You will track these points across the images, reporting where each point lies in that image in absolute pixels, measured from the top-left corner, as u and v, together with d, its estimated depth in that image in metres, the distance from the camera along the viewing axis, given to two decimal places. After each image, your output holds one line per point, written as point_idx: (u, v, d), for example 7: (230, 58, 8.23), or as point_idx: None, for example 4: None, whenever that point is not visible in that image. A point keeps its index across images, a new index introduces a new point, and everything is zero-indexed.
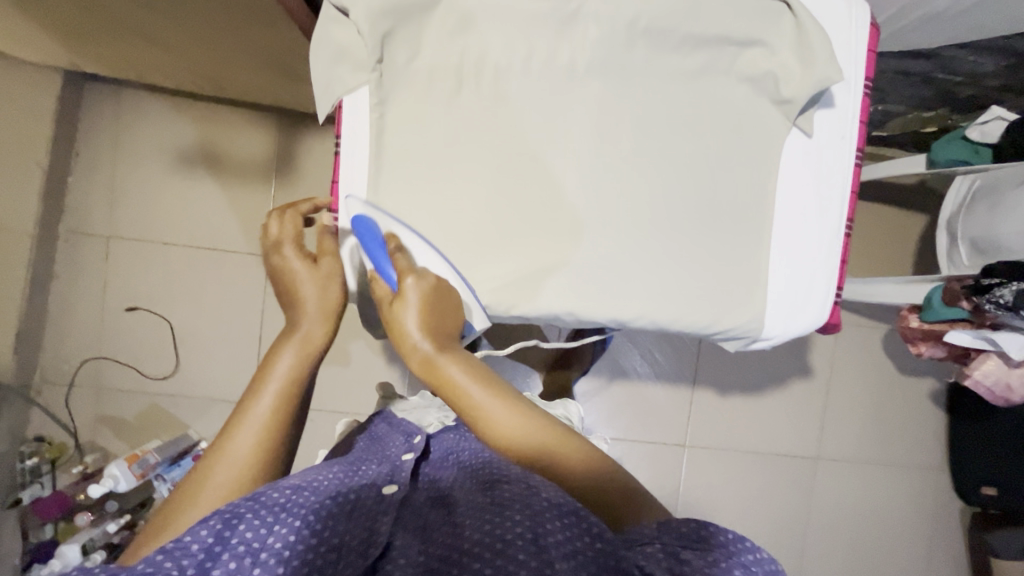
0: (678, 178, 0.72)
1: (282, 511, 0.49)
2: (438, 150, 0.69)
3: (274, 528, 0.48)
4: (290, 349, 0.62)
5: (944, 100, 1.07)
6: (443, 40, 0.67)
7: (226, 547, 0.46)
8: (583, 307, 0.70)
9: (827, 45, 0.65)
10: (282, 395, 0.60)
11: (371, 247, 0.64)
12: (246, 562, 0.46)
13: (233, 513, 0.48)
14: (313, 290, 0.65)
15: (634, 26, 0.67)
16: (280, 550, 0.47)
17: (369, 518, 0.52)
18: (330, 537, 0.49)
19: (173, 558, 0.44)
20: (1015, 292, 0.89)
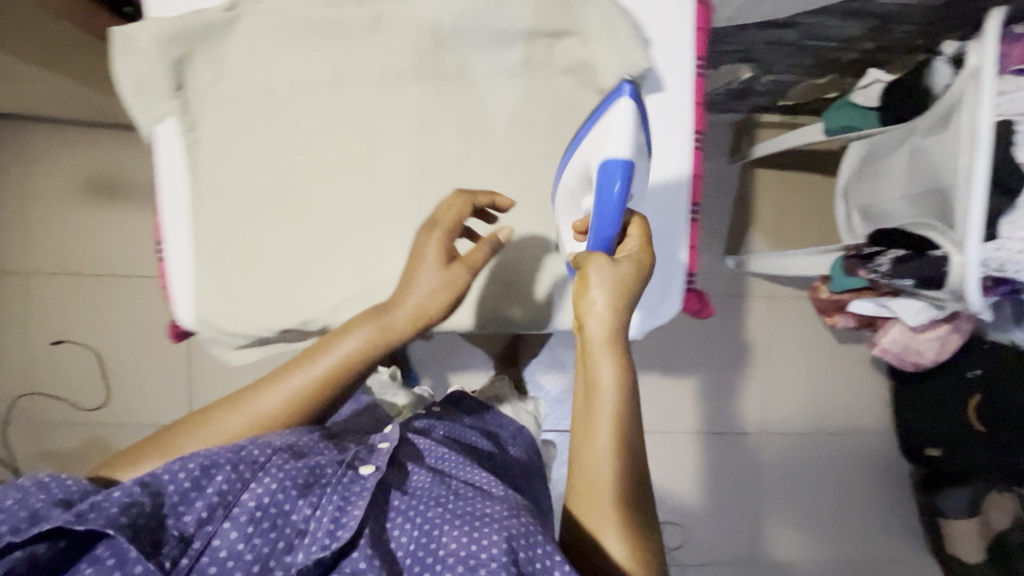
0: (510, 178, 0.71)
1: (259, 471, 0.49)
2: (257, 170, 0.68)
3: (250, 486, 0.48)
4: (366, 331, 0.58)
5: (828, 65, 1.04)
6: (246, 60, 0.66)
7: (200, 495, 0.47)
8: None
9: (631, 33, 0.63)
10: (325, 378, 0.57)
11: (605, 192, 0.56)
12: (217, 513, 0.46)
13: (212, 462, 0.48)
14: (429, 281, 0.60)
15: (438, 28, 0.66)
16: (252, 509, 0.47)
17: (343, 498, 0.50)
18: (296, 509, 0.48)
19: (149, 493, 0.45)
20: (890, 259, 0.86)
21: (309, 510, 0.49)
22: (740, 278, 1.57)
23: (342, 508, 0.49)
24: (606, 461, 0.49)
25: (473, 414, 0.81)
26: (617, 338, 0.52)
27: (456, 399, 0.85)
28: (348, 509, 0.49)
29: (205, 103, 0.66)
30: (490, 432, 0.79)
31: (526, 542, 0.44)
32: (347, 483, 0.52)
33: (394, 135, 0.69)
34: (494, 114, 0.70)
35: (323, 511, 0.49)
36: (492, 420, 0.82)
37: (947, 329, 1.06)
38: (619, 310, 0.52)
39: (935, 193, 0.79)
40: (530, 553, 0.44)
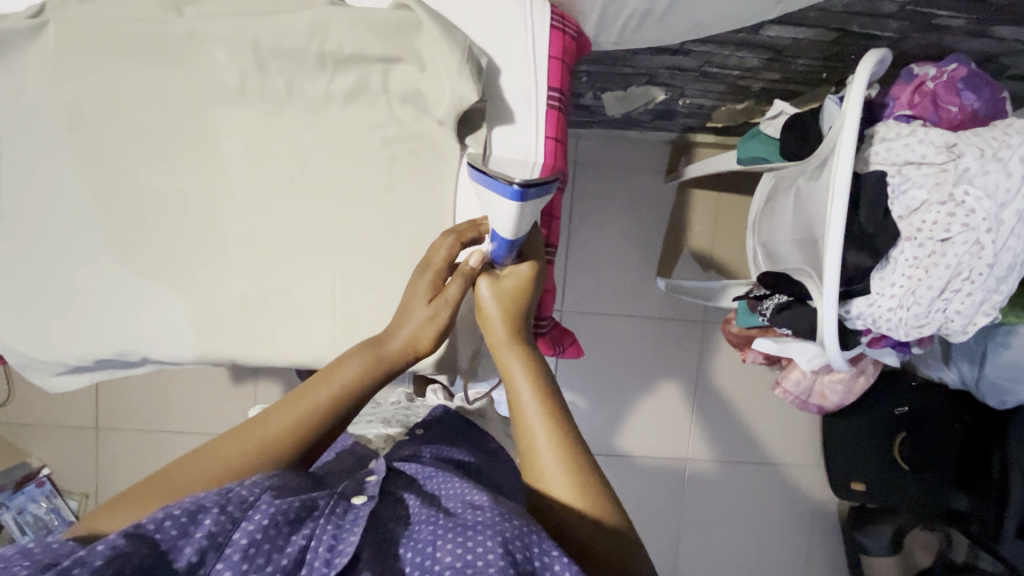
0: (346, 209, 0.67)
1: (249, 506, 0.44)
2: (68, 191, 0.64)
3: (240, 525, 0.42)
4: (362, 357, 0.57)
5: (739, 93, 1.00)
6: (51, 73, 0.61)
7: (190, 540, 0.41)
8: (246, 351, 0.68)
9: (463, 62, 0.59)
10: (331, 401, 0.55)
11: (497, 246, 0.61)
12: (210, 555, 0.41)
13: (199, 506, 0.42)
14: (425, 313, 0.60)
15: (259, 48, 0.61)
16: (244, 548, 0.42)
17: (333, 525, 0.45)
18: (289, 543, 0.43)
19: (134, 542, 0.40)
20: (774, 304, 0.83)
21: (304, 541, 0.44)
22: (671, 298, 1.53)
23: (336, 538, 0.45)
24: (539, 426, 0.53)
25: (457, 426, 0.71)
26: (517, 337, 0.60)
27: (442, 413, 0.72)
28: (344, 537, 0.45)
29: (8, 119, 0.62)
30: (477, 446, 0.68)
31: (523, 542, 0.42)
32: (340, 513, 0.46)
33: (220, 158, 0.65)
34: (330, 140, 0.65)
35: (319, 541, 0.44)
36: (474, 438, 0.70)
37: (851, 374, 1.03)
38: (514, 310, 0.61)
39: (810, 243, 0.74)
40: (528, 552, 0.42)
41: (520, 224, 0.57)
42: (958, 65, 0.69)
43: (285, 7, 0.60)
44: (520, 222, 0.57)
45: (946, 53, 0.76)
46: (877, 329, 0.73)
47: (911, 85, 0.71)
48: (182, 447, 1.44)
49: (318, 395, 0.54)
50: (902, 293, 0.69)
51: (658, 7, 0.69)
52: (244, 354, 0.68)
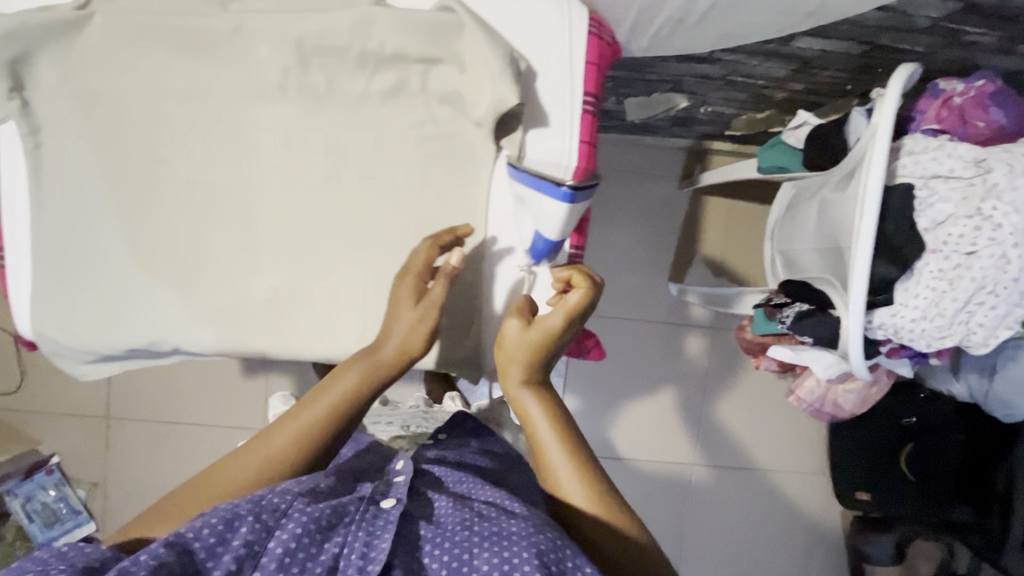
0: (379, 207, 0.67)
1: (283, 516, 0.46)
2: (106, 182, 0.64)
3: (275, 534, 0.45)
4: (357, 367, 0.59)
5: (762, 102, 1.01)
6: (95, 65, 0.62)
7: (228, 548, 0.44)
8: (275, 343, 0.68)
9: (503, 65, 0.59)
10: (330, 411, 0.58)
11: (538, 250, 0.65)
12: (246, 564, 0.44)
13: (234, 514, 0.45)
14: (412, 316, 0.61)
15: (302, 46, 0.62)
16: (280, 556, 0.44)
17: (368, 531, 0.48)
18: (323, 550, 0.46)
19: (175, 552, 0.43)
20: (794, 312, 0.83)
21: (337, 547, 0.46)
22: (682, 304, 1.53)
23: (369, 543, 0.47)
24: (552, 446, 0.57)
25: (476, 429, 0.71)
26: (530, 369, 0.60)
27: (460, 419, 0.73)
28: (376, 542, 0.47)
29: (51, 108, 0.63)
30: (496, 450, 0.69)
31: (558, 554, 0.45)
32: (371, 517, 0.49)
33: (257, 153, 0.66)
34: (365, 137, 0.66)
35: (351, 547, 0.46)
36: (494, 442, 0.70)
37: (865, 383, 1.04)
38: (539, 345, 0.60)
39: (834, 252, 0.75)
40: (560, 564, 0.45)
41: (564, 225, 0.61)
42: (987, 82, 0.70)
43: (327, 6, 0.61)
44: (564, 223, 0.61)
45: (972, 68, 0.77)
46: (899, 339, 0.74)
47: (939, 99, 0.72)
48: (191, 440, 1.44)
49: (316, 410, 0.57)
50: (926, 304, 0.70)
51: (692, 15, 0.70)
52: (274, 347, 0.68)
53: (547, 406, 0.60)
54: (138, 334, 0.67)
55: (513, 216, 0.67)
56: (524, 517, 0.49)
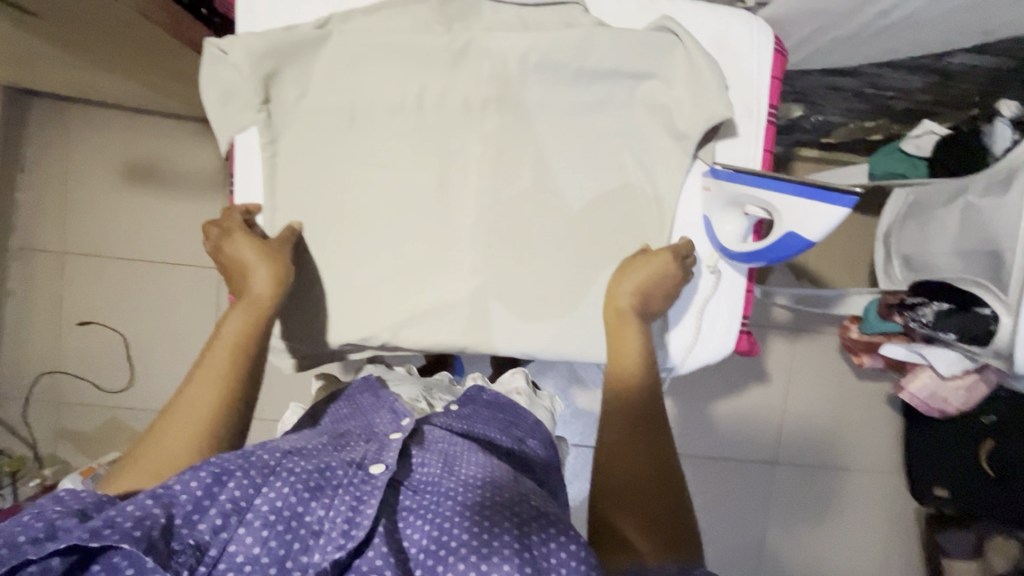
0: (579, 212, 0.71)
1: (270, 474, 0.50)
2: (331, 187, 0.69)
3: (262, 492, 0.49)
4: (237, 311, 0.64)
5: (880, 112, 1.05)
6: (331, 79, 0.67)
7: (214, 502, 0.47)
8: (471, 339, 0.71)
9: (718, 81, 0.66)
10: (233, 352, 0.62)
11: (770, 252, 0.63)
12: (232, 520, 0.47)
13: (223, 470, 0.49)
14: (252, 255, 0.65)
15: (525, 60, 0.67)
16: (266, 514, 0.47)
17: (355, 496, 0.50)
18: (310, 510, 0.49)
19: (161, 505, 0.45)
20: (935, 310, 0.89)
21: (323, 510, 0.49)
22: (764, 305, 1.56)
23: (355, 507, 0.49)
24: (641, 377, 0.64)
25: (491, 401, 0.74)
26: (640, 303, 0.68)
27: (475, 392, 0.75)
28: (362, 509, 0.49)
29: (289, 121, 0.68)
30: (504, 422, 0.72)
31: (536, 525, 0.48)
32: (358, 483, 0.51)
33: (466, 159, 0.70)
34: (567, 146, 0.70)
35: (337, 511, 0.49)
36: (507, 411, 0.74)
37: (974, 378, 1.07)
38: (653, 279, 0.68)
39: (990, 254, 0.81)
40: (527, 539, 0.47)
41: (819, 231, 0.59)
42: None
43: (552, 26, 0.67)
44: (822, 229, 0.58)
45: None
46: None
47: None
48: None
49: (221, 352, 0.61)
50: None
51: (866, 29, 0.74)
52: (473, 345, 0.71)
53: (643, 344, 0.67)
54: (353, 330, 0.71)
55: (703, 216, 0.72)
56: (506, 491, 0.52)
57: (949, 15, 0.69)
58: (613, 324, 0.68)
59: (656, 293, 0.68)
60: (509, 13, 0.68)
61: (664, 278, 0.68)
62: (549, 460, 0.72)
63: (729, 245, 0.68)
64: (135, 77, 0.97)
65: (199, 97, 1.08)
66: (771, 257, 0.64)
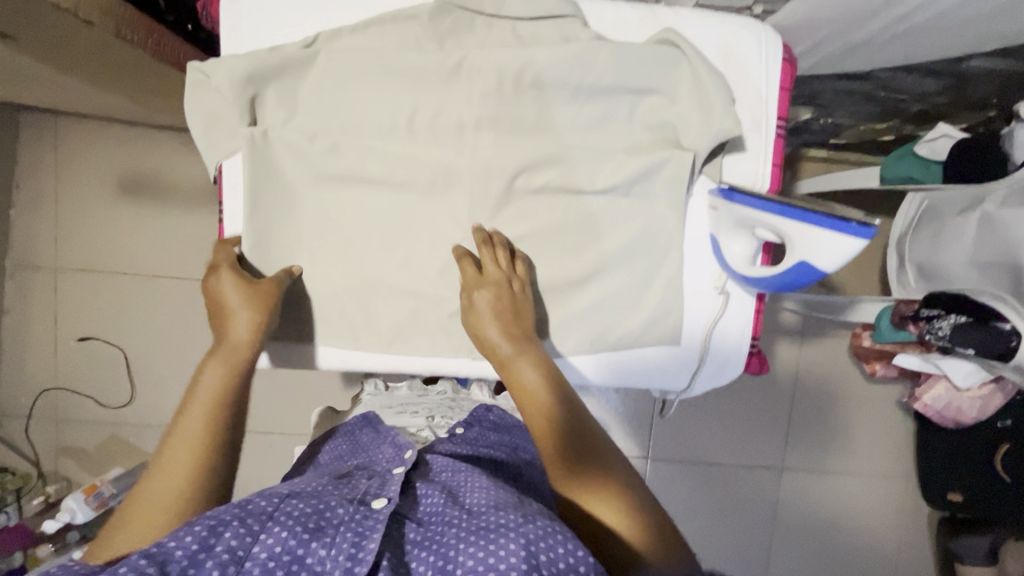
0: (580, 233, 0.69)
1: (269, 520, 0.46)
2: (323, 212, 0.67)
3: (261, 538, 0.44)
4: (216, 363, 0.58)
5: (893, 114, 1.01)
6: (319, 100, 0.64)
7: (210, 554, 0.42)
8: (470, 364, 0.71)
9: (725, 97, 0.62)
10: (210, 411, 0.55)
11: (793, 278, 0.59)
12: (230, 570, 0.42)
13: (218, 520, 0.45)
14: (237, 294, 0.61)
15: (521, 77, 0.64)
16: (265, 560, 0.43)
17: (358, 534, 0.46)
18: (311, 552, 0.44)
19: (156, 563, 0.41)
20: (953, 324, 0.84)
21: (324, 550, 0.45)
22: (772, 309, 1.52)
23: (358, 545, 0.46)
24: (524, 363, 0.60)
25: (497, 422, 0.75)
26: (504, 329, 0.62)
27: (482, 411, 0.76)
28: (366, 543, 0.46)
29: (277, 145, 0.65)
30: (509, 447, 0.71)
31: (546, 544, 0.43)
32: (360, 518, 0.48)
33: (461, 180, 0.66)
34: (567, 166, 0.67)
35: (338, 549, 0.45)
36: (515, 431, 0.74)
37: (991, 388, 1.05)
38: (498, 305, 0.63)
39: (1011, 270, 0.80)
40: (540, 560, 0.42)
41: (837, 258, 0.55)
42: None
43: (549, 42, 0.64)
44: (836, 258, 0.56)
45: None
46: None
47: None
48: None
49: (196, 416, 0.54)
50: None
51: (882, 34, 0.70)
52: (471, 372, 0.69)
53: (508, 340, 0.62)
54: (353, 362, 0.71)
55: (710, 235, 0.69)
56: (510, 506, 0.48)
57: (969, 20, 0.66)
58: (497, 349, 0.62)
59: (513, 309, 0.63)
60: (502, 29, 0.65)
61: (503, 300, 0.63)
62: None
63: (735, 268, 0.64)
64: (122, 93, 0.95)
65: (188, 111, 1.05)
66: (777, 284, 0.61)
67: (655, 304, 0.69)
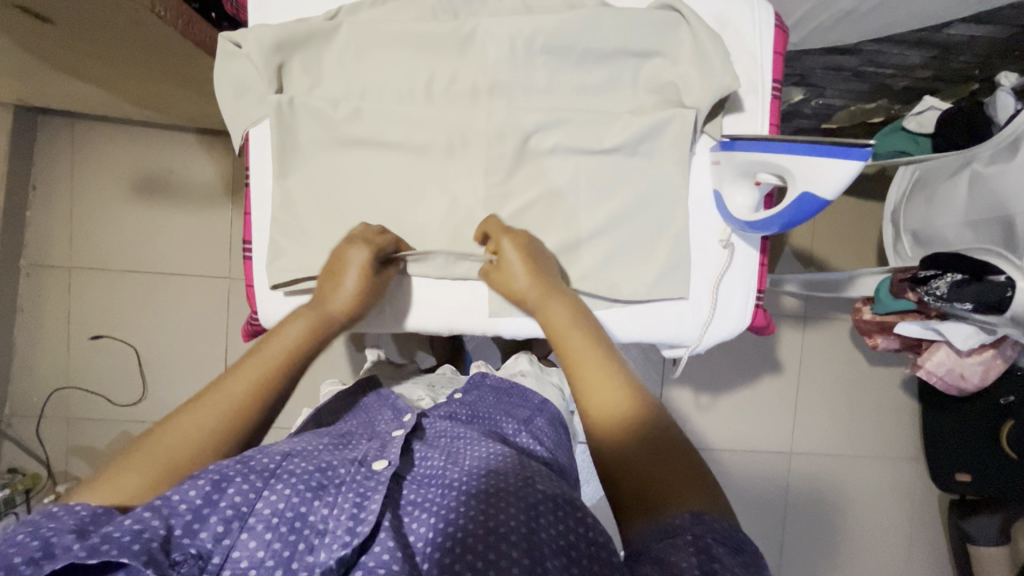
0: (589, 191, 0.72)
1: (271, 478, 0.47)
2: (345, 175, 0.70)
3: (264, 494, 0.46)
4: (303, 318, 0.60)
5: (880, 92, 1.05)
6: (340, 68, 0.69)
7: (215, 509, 0.44)
8: (467, 322, 0.72)
9: (723, 55, 0.67)
10: (280, 357, 0.57)
11: (790, 215, 0.62)
12: (234, 526, 0.44)
13: (222, 476, 0.46)
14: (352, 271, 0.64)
15: (531, 43, 0.68)
16: (268, 517, 0.45)
17: (358, 493, 0.48)
18: (313, 510, 0.46)
19: (161, 516, 0.42)
20: (950, 283, 0.88)
21: (326, 509, 0.47)
22: (772, 295, 1.54)
23: (360, 505, 0.47)
24: (562, 304, 0.62)
25: (496, 386, 0.74)
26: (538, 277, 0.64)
27: (479, 377, 0.75)
28: (367, 504, 0.47)
29: (302, 110, 0.68)
30: (509, 407, 0.71)
31: (543, 510, 0.46)
32: (361, 480, 0.50)
33: (475, 141, 0.70)
34: (576, 126, 0.70)
35: (340, 510, 0.47)
36: (511, 394, 0.74)
37: (991, 353, 1.08)
38: (528, 253, 0.66)
39: (1002, 222, 0.84)
40: (537, 525, 0.44)
41: (837, 187, 0.59)
42: None
43: (555, 10, 0.68)
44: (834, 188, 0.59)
45: None
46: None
47: None
48: None
49: (271, 355, 0.56)
50: None
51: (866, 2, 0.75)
52: (494, 321, 0.72)
53: (537, 276, 0.64)
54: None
55: (714, 191, 0.72)
56: (509, 474, 0.50)
57: None
58: (526, 285, 0.64)
59: (540, 261, 0.66)
60: (512, 1, 0.69)
61: (531, 249, 0.66)
62: (559, 439, 0.71)
63: (739, 217, 0.68)
64: (142, 83, 0.98)
65: (204, 105, 1.09)
66: (784, 224, 0.64)
67: (665, 260, 0.72)
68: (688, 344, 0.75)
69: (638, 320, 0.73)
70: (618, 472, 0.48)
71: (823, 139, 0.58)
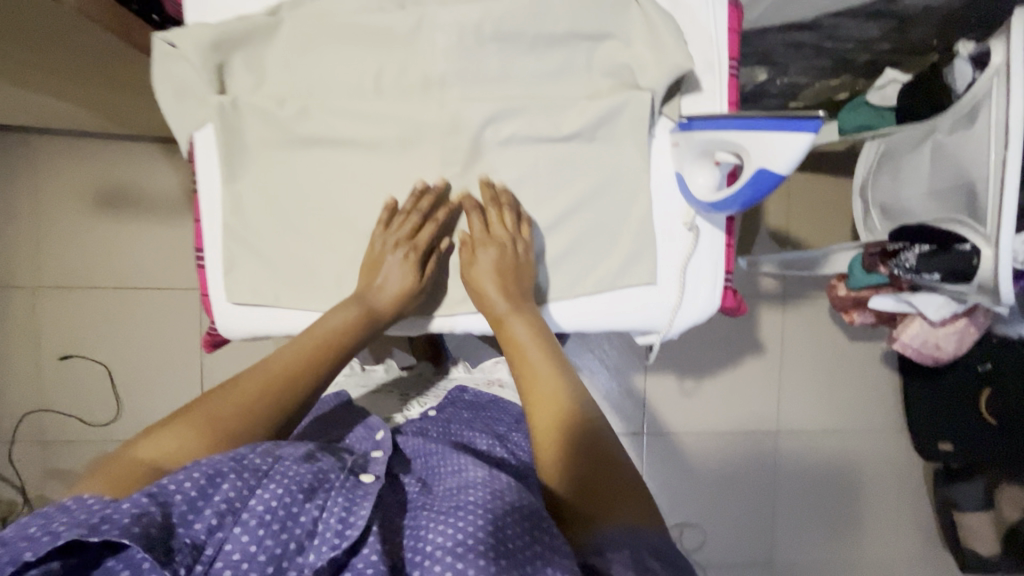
0: (550, 180, 0.70)
1: (265, 476, 0.44)
2: (298, 175, 0.68)
3: (257, 492, 0.43)
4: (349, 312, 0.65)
5: (843, 69, 1.04)
6: (286, 65, 0.67)
7: (208, 503, 0.41)
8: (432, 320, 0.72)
9: (676, 34, 0.65)
10: (323, 346, 0.61)
11: (746, 189, 0.61)
12: (227, 520, 0.41)
13: (217, 470, 0.43)
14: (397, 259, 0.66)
15: (481, 30, 0.66)
16: (262, 513, 0.42)
17: (346, 501, 0.46)
18: (305, 511, 0.44)
19: (157, 503, 0.40)
20: (918, 254, 0.89)
21: (317, 512, 0.44)
22: (751, 276, 1.54)
23: (349, 510, 0.46)
24: (524, 325, 0.63)
25: (473, 403, 0.74)
26: (508, 292, 0.65)
27: (457, 394, 0.75)
28: (355, 512, 0.45)
29: (248, 110, 0.66)
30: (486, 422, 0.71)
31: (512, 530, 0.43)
32: (351, 487, 0.48)
33: (430, 133, 0.68)
34: (532, 114, 0.68)
35: (330, 513, 0.45)
36: (490, 408, 0.74)
37: (964, 322, 1.09)
38: (503, 265, 0.66)
39: (965, 190, 0.83)
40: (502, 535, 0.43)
41: (794, 159, 0.58)
42: None
43: None
44: (793, 157, 0.58)
45: None
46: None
47: None
48: None
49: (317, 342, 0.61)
50: None
51: None
52: (461, 316, 0.71)
53: (505, 289, 0.65)
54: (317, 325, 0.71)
55: (676, 173, 0.71)
56: (478, 486, 0.49)
57: None
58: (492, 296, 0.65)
59: (514, 272, 0.66)
60: None
61: (507, 256, 0.66)
62: None
63: (700, 198, 0.67)
64: (89, 91, 0.95)
65: (156, 112, 1.05)
66: (745, 199, 0.63)
67: (630, 246, 0.71)
68: (659, 331, 0.74)
69: (607, 310, 0.72)
70: (580, 488, 0.48)
71: (782, 112, 0.57)
